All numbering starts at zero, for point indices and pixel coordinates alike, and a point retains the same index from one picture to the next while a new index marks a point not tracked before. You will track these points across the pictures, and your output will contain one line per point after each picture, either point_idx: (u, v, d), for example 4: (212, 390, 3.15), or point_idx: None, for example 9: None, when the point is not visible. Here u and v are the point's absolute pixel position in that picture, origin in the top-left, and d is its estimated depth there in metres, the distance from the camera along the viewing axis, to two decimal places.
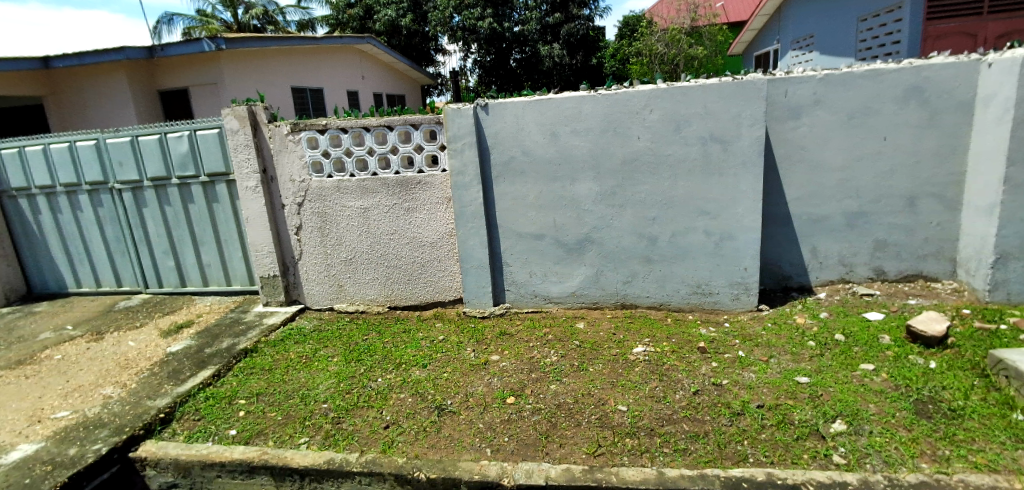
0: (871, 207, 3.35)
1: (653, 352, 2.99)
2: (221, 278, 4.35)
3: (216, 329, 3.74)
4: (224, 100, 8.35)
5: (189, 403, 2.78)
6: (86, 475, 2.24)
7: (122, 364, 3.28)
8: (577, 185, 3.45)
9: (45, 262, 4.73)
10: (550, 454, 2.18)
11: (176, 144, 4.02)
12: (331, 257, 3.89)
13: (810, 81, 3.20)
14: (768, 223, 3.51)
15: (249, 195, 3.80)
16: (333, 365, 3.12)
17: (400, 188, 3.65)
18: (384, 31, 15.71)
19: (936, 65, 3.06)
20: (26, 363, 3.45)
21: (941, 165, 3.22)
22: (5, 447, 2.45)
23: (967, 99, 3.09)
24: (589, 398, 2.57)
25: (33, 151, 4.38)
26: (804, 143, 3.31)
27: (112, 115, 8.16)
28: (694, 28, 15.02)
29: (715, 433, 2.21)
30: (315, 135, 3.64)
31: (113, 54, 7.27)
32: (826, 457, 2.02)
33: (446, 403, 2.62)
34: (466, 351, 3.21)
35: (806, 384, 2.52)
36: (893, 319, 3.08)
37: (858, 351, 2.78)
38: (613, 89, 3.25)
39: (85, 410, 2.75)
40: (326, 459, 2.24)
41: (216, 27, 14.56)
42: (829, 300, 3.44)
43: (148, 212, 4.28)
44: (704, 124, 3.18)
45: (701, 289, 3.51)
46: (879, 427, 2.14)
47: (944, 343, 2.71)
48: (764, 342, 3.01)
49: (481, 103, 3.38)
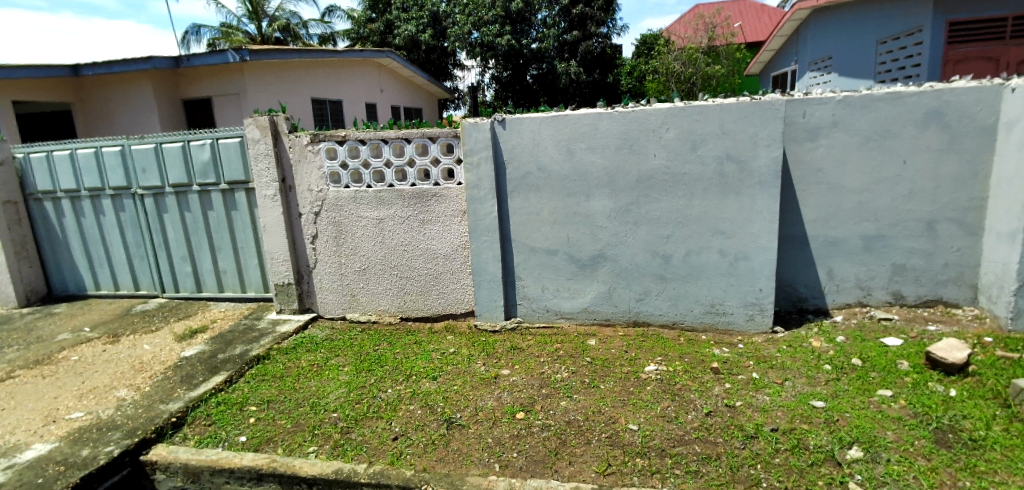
0: (889, 230, 3.32)
1: (665, 371, 2.96)
2: (237, 284, 4.40)
3: (229, 335, 3.77)
4: (246, 110, 8.54)
5: (201, 408, 2.81)
6: (98, 476, 2.26)
7: (137, 367, 3.32)
8: (592, 201, 3.46)
9: (66, 264, 4.84)
10: (558, 472, 2.16)
11: (199, 152, 4.11)
12: (345, 267, 3.93)
13: (829, 102, 3.19)
14: (784, 245, 3.49)
15: (268, 203, 3.86)
16: (344, 375, 3.14)
17: (415, 200, 3.68)
18: (404, 46, 16.03)
19: (956, 89, 3.05)
20: (44, 363, 3.51)
21: (963, 190, 3.17)
22: (20, 446, 2.48)
23: (989, 124, 3.06)
24: (599, 415, 2.54)
25: (60, 157, 4.51)
26: (822, 166, 3.30)
27: (138, 122, 8.38)
28: (710, 48, 15.26)
29: (727, 456, 2.18)
30: (334, 146, 3.70)
31: (140, 63, 7.48)
32: (842, 484, 1.97)
33: (455, 417, 2.61)
34: (476, 365, 3.20)
35: (822, 408, 2.47)
36: (912, 345, 3.01)
37: (875, 376, 2.73)
38: (630, 107, 3.28)
39: (98, 411, 2.78)
40: (335, 469, 2.24)
41: (241, 39, 15.02)
42: (845, 324, 3.39)
43: (169, 218, 4.37)
44: (720, 143, 3.19)
45: (715, 309, 3.48)
46: (897, 456, 2.09)
47: (965, 371, 2.65)
48: (778, 365, 2.97)
49: (498, 118, 3.42)
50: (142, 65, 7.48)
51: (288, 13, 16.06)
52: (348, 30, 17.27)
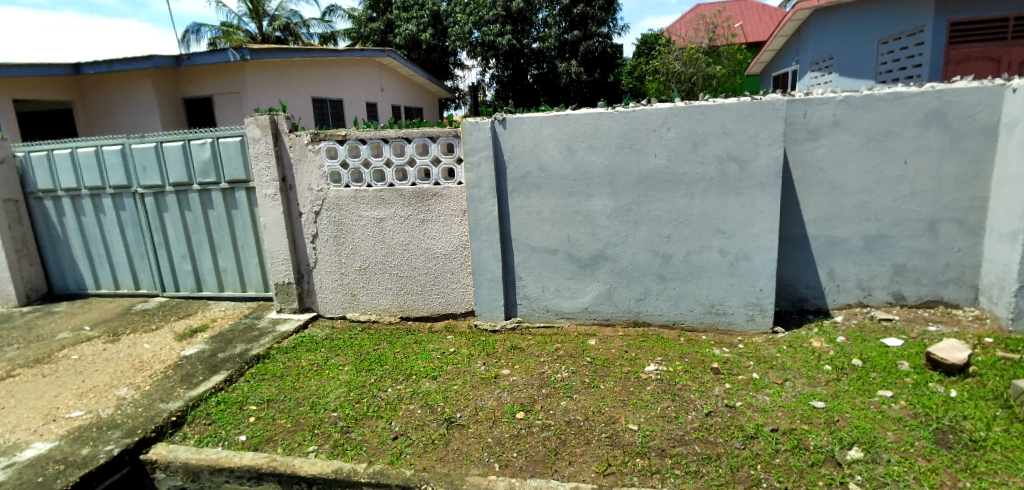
0: (890, 230, 3.31)
1: (665, 371, 2.96)
2: (237, 283, 4.40)
3: (229, 334, 3.77)
4: (247, 109, 8.53)
5: (201, 407, 2.81)
6: (97, 475, 2.26)
7: (137, 366, 3.32)
8: (593, 201, 3.45)
9: (67, 262, 4.84)
10: (558, 472, 2.16)
11: (199, 151, 4.11)
12: (346, 267, 3.93)
13: (830, 102, 3.19)
14: (785, 245, 3.48)
15: (268, 202, 3.86)
16: (344, 374, 3.14)
17: (416, 199, 3.68)
18: (404, 45, 16.01)
19: (958, 89, 3.04)
20: (44, 361, 3.51)
21: (963, 190, 3.17)
22: (20, 445, 2.48)
23: (990, 124, 3.06)
24: (600, 415, 2.54)
25: (61, 155, 4.50)
26: (823, 166, 3.29)
27: (138, 121, 8.38)
28: (711, 48, 15.27)
29: (728, 456, 2.17)
30: (334, 145, 3.70)
31: (141, 62, 7.47)
32: (842, 484, 1.97)
33: (455, 416, 2.61)
34: (476, 364, 3.20)
35: (822, 409, 2.47)
36: (912, 346, 3.01)
37: (875, 377, 2.73)
38: (631, 107, 3.28)
39: (99, 410, 2.78)
40: (335, 468, 2.24)
41: (241, 39, 15.02)
42: (846, 324, 3.38)
43: (169, 217, 4.37)
44: (721, 143, 3.18)
45: (715, 308, 3.47)
46: (897, 456, 2.09)
47: (965, 371, 2.64)
48: (779, 365, 2.97)
49: (499, 117, 3.42)
50: (142, 64, 7.47)
51: (289, 13, 16.05)
52: (348, 29, 17.26)
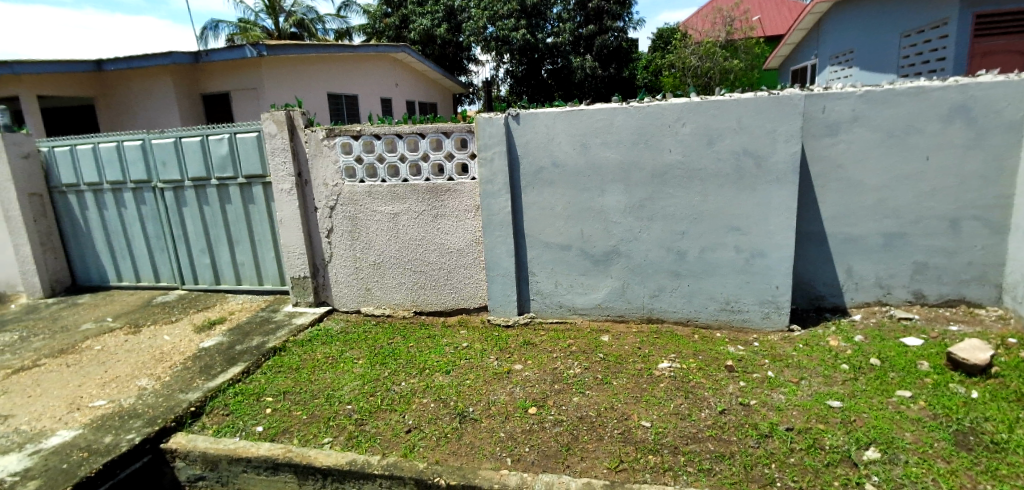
0: (910, 228, 3.25)
1: (679, 368, 2.94)
2: (254, 277, 4.47)
3: (246, 327, 3.84)
4: (262, 105, 8.63)
5: (219, 398, 2.86)
6: (119, 463, 2.32)
7: (157, 357, 3.40)
8: (606, 197, 3.44)
9: (89, 255, 4.95)
10: (570, 467, 2.16)
11: (217, 146, 4.17)
12: (360, 261, 3.96)
13: (850, 97, 3.13)
14: (802, 242, 3.43)
15: (284, 197, 3.90)
16: (358, 367, 3.18)
17: (430, 195, 3.69)
18: (418, 40, 15.88)
19: (984, 84, 2.96)
20: (68, 351, 3.61)
21: (988, 187, 3.09)
22: (45, 432, 2.56)
23: (1016, 120, 2.97)
24: (612, 412, 2.54)
25: (84, 150, 4.61)
26: (841, 162, 3.23)
27: (157, 116, 8.52)
28: (727, 41, 15.04)
29: (741, 454, 2.16)
30: (349, 140, 3.73)
31: (159, 59, 7.58)
32: (859, 485, 1.95)
33: (468, 411, 2.62)
34: (489, 359, 3.21)
35: (838, 408, 2.44)
36: (932, 345, 2.95)
37: (894, 377, 2.68)
38: (645, 102, 3.25)
39: (121, 400, 2.86)
40: (349, 460, 2.27)
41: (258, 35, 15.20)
42: (865, 323, 3.33)
43: (188, 211, 4.44)
44: (737, 139, 3.15)
45: (730, 306, 3.44)
46: (915, 457, 2.06)
47: (987, 372, 2.59)
48: (794, 363, 2.93)
49: (513, 113, 3.42)
50: (160, 60, 7.59)
51: (304, 9, 16.18)
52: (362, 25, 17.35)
